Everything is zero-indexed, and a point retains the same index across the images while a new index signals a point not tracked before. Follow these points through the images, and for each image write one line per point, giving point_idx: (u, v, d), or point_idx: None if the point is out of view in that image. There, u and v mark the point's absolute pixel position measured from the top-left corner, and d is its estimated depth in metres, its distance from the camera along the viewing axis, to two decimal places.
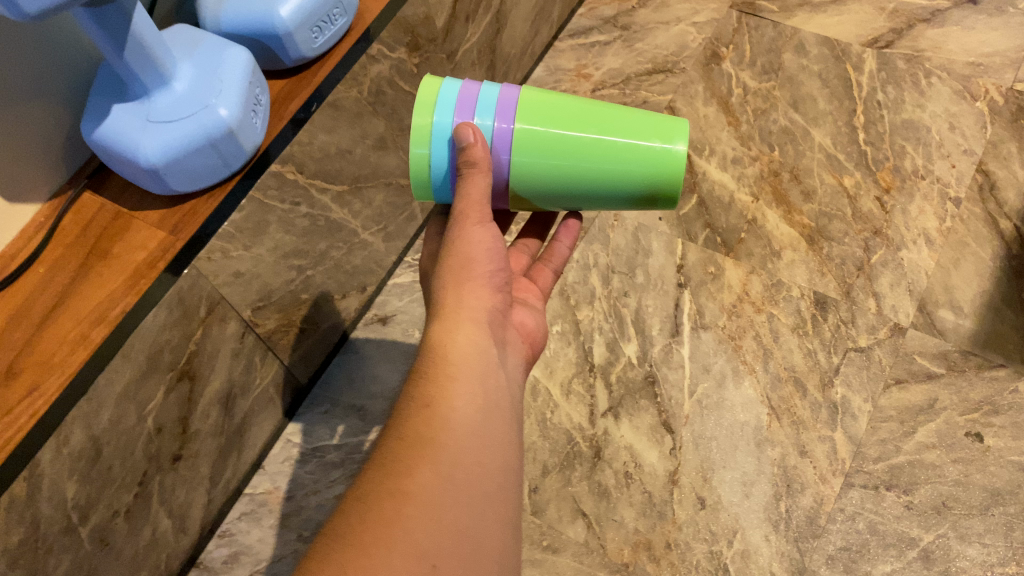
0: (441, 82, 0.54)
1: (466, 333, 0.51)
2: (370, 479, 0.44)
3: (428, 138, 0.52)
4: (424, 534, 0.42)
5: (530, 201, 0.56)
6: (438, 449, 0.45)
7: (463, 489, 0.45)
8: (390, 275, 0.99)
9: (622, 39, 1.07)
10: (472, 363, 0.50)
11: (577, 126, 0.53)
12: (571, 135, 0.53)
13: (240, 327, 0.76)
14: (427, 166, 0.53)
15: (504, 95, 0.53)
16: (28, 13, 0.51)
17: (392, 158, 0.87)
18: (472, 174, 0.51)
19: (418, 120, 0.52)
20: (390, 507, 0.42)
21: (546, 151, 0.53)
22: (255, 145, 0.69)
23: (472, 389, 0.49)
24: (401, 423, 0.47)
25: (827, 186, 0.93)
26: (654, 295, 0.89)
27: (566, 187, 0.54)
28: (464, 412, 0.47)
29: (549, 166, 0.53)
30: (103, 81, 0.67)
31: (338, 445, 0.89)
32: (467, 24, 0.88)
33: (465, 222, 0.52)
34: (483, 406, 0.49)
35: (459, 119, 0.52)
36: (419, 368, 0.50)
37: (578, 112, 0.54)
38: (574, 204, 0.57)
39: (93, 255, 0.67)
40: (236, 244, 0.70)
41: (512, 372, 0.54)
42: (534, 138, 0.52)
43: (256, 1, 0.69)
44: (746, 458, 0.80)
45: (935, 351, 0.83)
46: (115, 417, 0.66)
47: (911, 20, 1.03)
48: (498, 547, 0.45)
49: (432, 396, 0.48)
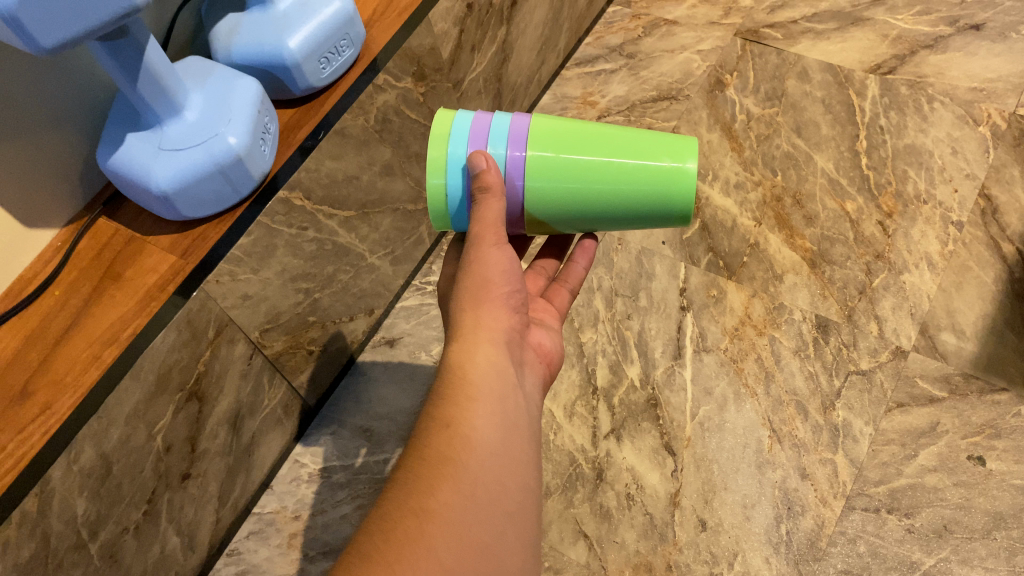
0: (455, 115, 0.56)
1: (485, 354, 0.53)
2: (392, 498, 0.45)
3: (444, 168, 0.54)
4: (448, 550, 0.43)
5: (547, 225, 0.58)
6: (460, 468, 0.47)
7: (486, 507, 0.46)
8: (397, 298, 1.01)
9: (627, 67, 1.09)
10: (491, 384, 0.51)
11: (588, 151, 0.54)
12: (582, 159, 0.54)
13: (248, 348, 0.78)
14: (443, 195, 0.55)
15: (515, 125, 0.55)
16: (45, 48, 0.54)
17: (400, 184, 0.89)
18: (487, 199, 0.52)
19: (433, 153, 0.54)
20: (414, 524, 0.43)
21: (559, 175, 0.54)
22: (263, 172, 0.71)
23: (491, 409, 0.50)
24: (422, 441, 0.48)
25: (829, 211, 0.94)
26: (656, 318, 0.90)
27: (581, 210, 0.55)
28: (484, 431, 0.49)
29: (561, 189, 0.54)
30: (119, 110, 0.70)
31: (346, 466, 0.90)
32: (473, 53, 0.91)
33: (481, 245, 0.54)
34: (502, 425, 0.50)
35: (472, 149, 0.54)
36: (438, 388, 0.52)
37: (589, 137, 0.55)
38: (591, 226, 0.58)
39: (107, 278, 0.69)
40: (244, 268, 0.72)
41: (528, 391, 0.56)
42: (546, 163, 0.54)
43: (266, 33, 0.72)
44: (747, 480, 0.80)
45: (937, 374, 0.83)
46: (125, 435, 0.67)
47: (913, 47, 1.04)
48: (519, 563, 0.47)
49: (453, 415, 0.49)
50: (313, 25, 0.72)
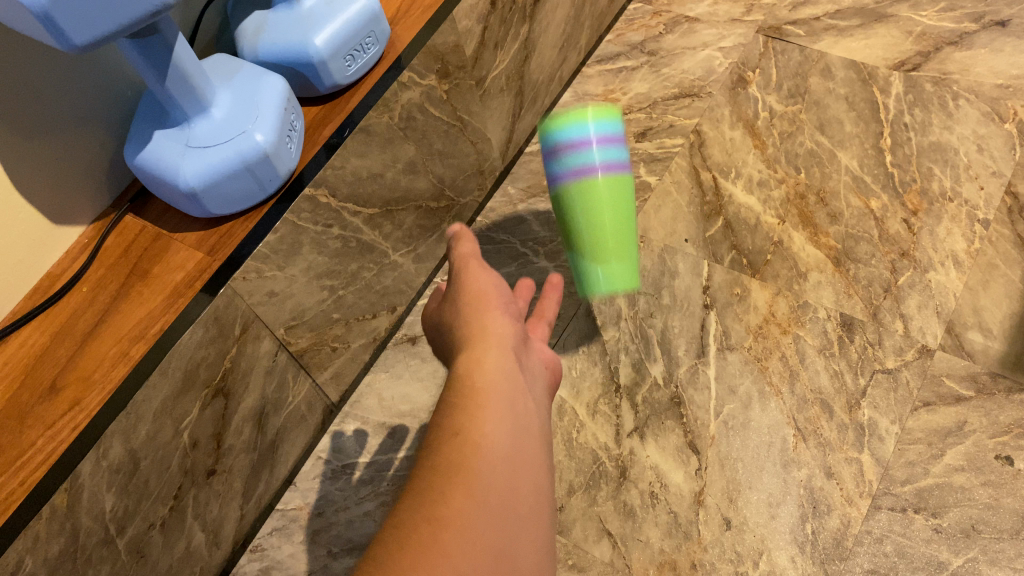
0: None
1: (493, 352, 0.49)
2: (399, 512, 0.38)
3: None
4: (464, 560, 0.36)
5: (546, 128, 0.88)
6: (472, 473, 0.40)
7: (498, 496, 0.40)
8: (419, 295, 0.99)
9: (649, 64, 1.09)
10: (502, 387, 0.46)
11: (622, 198, 0.89)
12: (617, 191, 0.88)
13: (273, 346, 0.78)
14: None
15: None
16: (78, 45, 0.54)
17: (423, 182, 0.89)
18: (462, 239, 0.60)
19: None
20: (426, 532, 0.36)
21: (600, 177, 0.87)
22: (289, 169, 0.72)
23: (503, 412, 0.44)
24: (429, 453, 0.42)
25: (854, 208, 0.94)
26: (680, 316, 0.90)
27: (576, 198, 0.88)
28: (497, 436, 0.43)
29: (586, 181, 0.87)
30: (146, 108, 0.70)
31: (368, 463, 0.90)
32: (496, 51, 0.90)
33: (466, 267, 0.58)
34: (517, 429, 0.44)
35: None
36: (445, 397, 0.46)
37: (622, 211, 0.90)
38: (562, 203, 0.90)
39: (134, 274, 0.70)
40: (271, 264, 0.72)
41: (540, 402, 0.51)
42: (605, 169, 0.87)
43: (292, 32, 0.73)
44: (772, 479, 0.80)
45: (964, 373, 0.82)
46: (152, 431, 0.68)
47: (938, 43, 1.03)
48: (541, 570, 0.39)
49: (462, 421, 0.43)
50: (338, 24, 0.72)
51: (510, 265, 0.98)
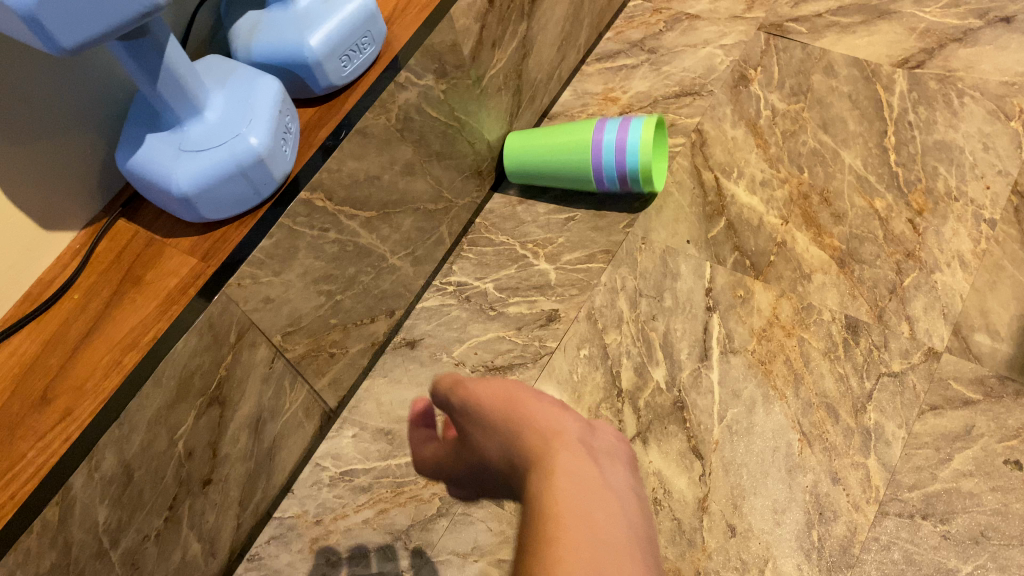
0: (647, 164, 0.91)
1: (560, 448, 0.49)
2: None
3: (636, 145, 0.90)
4: None
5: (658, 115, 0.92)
6: None
7: (595, 539, 0.42)
8: (418, 299, 0.96)
9: (649, 62, 1.08)
10: (571, 502, 0.44)
11: (567, 173, 0.95)
12: (573, 168, 0.95)
13: (269, 353, 0.76)
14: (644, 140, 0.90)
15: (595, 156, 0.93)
16: (65, 49, 0.52)
17: (421, 184, 0.88)
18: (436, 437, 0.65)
19: (644, 148, 0.90)
20: None
21: (585, 151, 0.93)
22: (284, 173, 0.70)
23: (581, 520, 0.43)
24: None
25: (858, 208, 0.92)
26: (682, 319, 0.89)
27: (574, 129, 0.95)
28: (583, 544, 0.41)
29: (592, 132, 0.93)
30: (137, 111, 0.69)
31: (368, 469, 0.87)
32: (495, 50, 0.89)
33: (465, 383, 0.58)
34: (600, 527, 0.43)
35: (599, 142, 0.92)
36: (522, 529, 0.44)
37: (562, 180, 0.97)
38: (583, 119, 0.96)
39: (126, 281, 0.69)
40: (266, 270, 0.71)
41: (624, 484, 0.49)
42: (595, 158, 0.92)
43: (287, 32, 0.71)
44: (777, 485, 0.79)
45: (972, 377, 0.81)
46: (146, 441, 0.66)
47: (942, 40, 1.02)
48: None
49: (543, 538, 0.42)
50: (334, 23, 0.71)
51: (509, 267, 0.96)
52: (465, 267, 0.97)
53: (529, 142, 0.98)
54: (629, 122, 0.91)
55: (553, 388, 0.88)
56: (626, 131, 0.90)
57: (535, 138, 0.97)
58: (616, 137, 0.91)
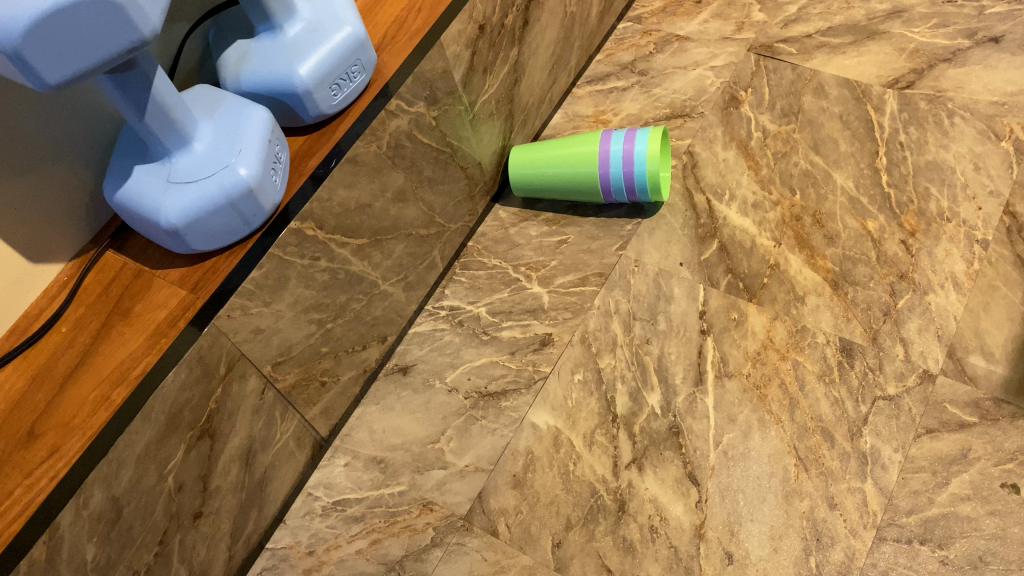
0: (651, 173, 0.92)
1: None
2: None
3: (645, 155, 0.92)
4: None
5: (661, 128, 0.94)
6: None
7: None
8: (410, 324, 0.95)
9: (639, 84, 1.09)
10: None
11: (574, 184, 0.96)
12: (579, 180, 0.95)
13: (260, 383, 0.75)
14: (653, 150, 0.92)
15: (602, 165, 0.93)
16: (51, 84, 0.52)
17: (413, 210, 0.87)
18: None
19: (651, 155, 0.91)
20: None
21: (592, 162, 0.94)
22: (274, 203, 0.70)
23: None
24: None
25: (851, 230, 0.92)
26: (676, 342, 0.89)
27: (578, 142, 0.96)
28: None
29: (598, 146, 0.94)
30: (126, 141, 0.68)
31: (360, 498, 0.86)
32: (485, 75, 0.89)
33: None
34: None
35: (608, 150, 0.93)
36: None
37: (568, 193, 0.97)
38: (584, 133, 0.97)
39: (115, 313, 0.68)
40: (256, 301, 0.70)
41: None
42: (603, 169, 0.93)
43: (276, 61, 0.71)
44: (774, 511, 0.78)
45: (967, 399, 0.81)
46: (135, 477, 0.65)
47: (931, 60, 1.02)
48: None
49: None
50: (323, 52, 0.71)
51: (502, 291, 0.96)
52: (458, 290, 0.97)
53: (535, 156, 0.98)
54: (635, 134, 0.93)
55: (548, 414, 0.87)
56: (634, 142, 0.92)
57: (540, 153, 0.97)
58: (624, 147, 0.92)
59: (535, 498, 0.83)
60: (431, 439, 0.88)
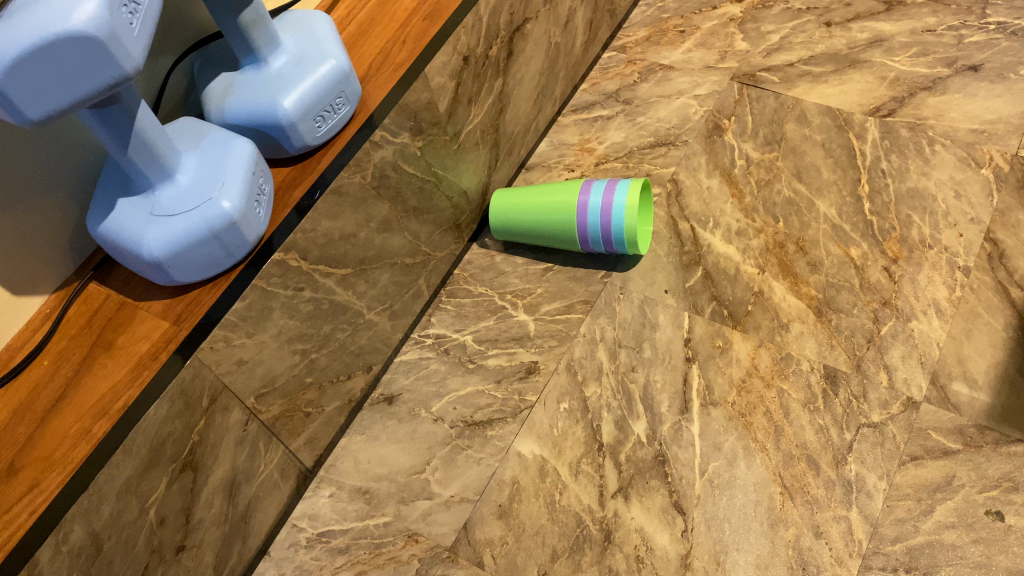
0: (628, 227, 0.91)
1: None
2: None
3: (624, 209, 0.91)
4: None
5: (641, 181, 0.94)
6: None
7: None
8: (396, 352, 0.95)
9: (624, 113, 1.10)
10: None
11: (553, 233, 0.96)
12: (558, 229, 0.95)
13: (243, 415, 0.75)
14: (631, 205, 0.91)
15: (580, 217, 0.93)
16: (33, 119, 0.52)
17: (398, 239, 0.87)
18: None
19: (629, 210, 0.91)
20: None
21: (571, 211, 0.94)
22: (258, 234, 0.70)
23: None
24: None
25: (834, 257, 0.93)
26: (662, 370, 0.89)
27: (558, 191, 0.96)
28: None
29: (578, 197, 0.94)
30: (109, 174, 0.68)
31: (345, 530, 0.85)
32: (470, 105, 0.89)
33: None
34: None
35: (587, 203, 0.93)
36: None
37: (548, 240, 0.97)
38: (565, 183, 0.97)
39: (97, 346, 0.68)
40: (239, 332, 0.70)
41: None
42: (580, 219, 0.93)
43: (260, 94, 0.71)
44: (759, 539, 0.78)
45: (951, 426, 0.81)
46: (116, 511, 0.65)
47: (912, 89, 1.03)
48: None
49: None
50: (307, 85, 0.71)
51: (488, 319, 0.96)
52: (444, 319, 0.97)
53: (515, 202, 0.98)
54: (614, 186, 0.93)
55: (533, 443, 0.87)
56: (612, 194, 0.92)
57: (521, 200, 0.97)
58: (602, 199, 0.92)
59: (521, 528, 0.82)
60: (417, 469, 0.87)
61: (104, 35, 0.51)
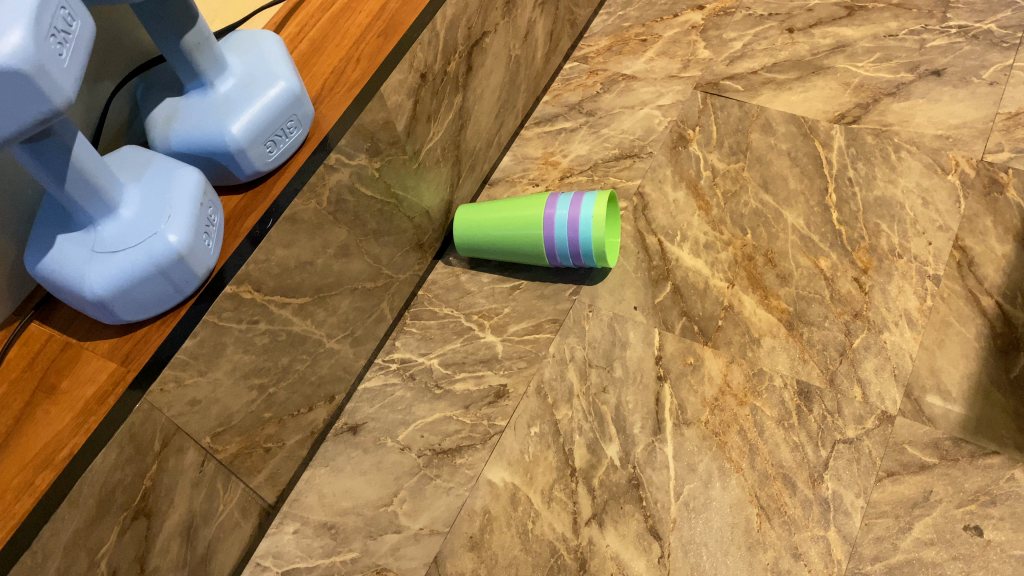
0: (598, 238, 0.89)
1: None
2: None
3: (594, 221, 0.89)
4: None
5: (608, 192, 0.92)
6: None
7: None
8: (360, 379, 0.92)
9: (588, 125, 1.08)
10: None
11: (519, 248, 0.93)
12: (524, 244, 0.93)
13: (198, 456, 0.72)
14: (602, 218, 0.89)
15: (546, 232, 0.91)
16: None
17: (357, 264, 0.84)
18: None
19: (600, 221, 0.89)
20: None
21: (537, 226, 0.91)
22: (208, 267, 0.67)
23: None
24: None
25: (803, 268, 0.91)
26: (633, 390, 0.87)
27: (523, 205, 0.93)
28: None
29: (544, 211, 0.91)
30: (47, 210, 0.64)
31: (311, 567, 0.82)
32: (430, 123, 0.87)
33: None
34: None
35: (552, 217, 0.90)
36: None
37: (515, 255, 0.95)
38: (531, 196, 0.95)
39: (40, 390, 0.64)
40: (191, 371, 0.67)
41: None
42: (547, 233, 0.91)
43: (206, 119, 0.68)
44: (737, 563, 0.77)
45: (926, 440, 0.80)
46: (64, 565, 0.61)
47: (876, 95, 1.02)
48: None
49: None
50: (256, 107, 0.68)
51: (454, 341, 0.93)
52: (409, 342, 0.94)
53: (480, 217, 0.95)
54: (581, 199, 0.91)
55: (503, 470, 0.84)
56: (579, 207, 0.90)
57: (486, 214, 0.95)
58: (569, 212, 0.90)
59: (493, 560, 0.80)
60: (384, 502, 0.85)
61: (31, 69, 0.47)
